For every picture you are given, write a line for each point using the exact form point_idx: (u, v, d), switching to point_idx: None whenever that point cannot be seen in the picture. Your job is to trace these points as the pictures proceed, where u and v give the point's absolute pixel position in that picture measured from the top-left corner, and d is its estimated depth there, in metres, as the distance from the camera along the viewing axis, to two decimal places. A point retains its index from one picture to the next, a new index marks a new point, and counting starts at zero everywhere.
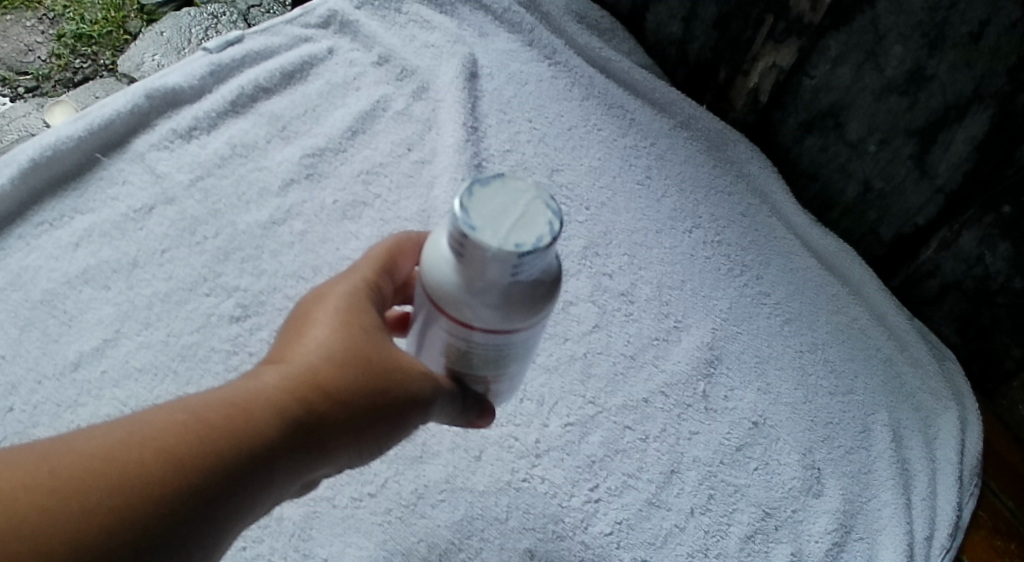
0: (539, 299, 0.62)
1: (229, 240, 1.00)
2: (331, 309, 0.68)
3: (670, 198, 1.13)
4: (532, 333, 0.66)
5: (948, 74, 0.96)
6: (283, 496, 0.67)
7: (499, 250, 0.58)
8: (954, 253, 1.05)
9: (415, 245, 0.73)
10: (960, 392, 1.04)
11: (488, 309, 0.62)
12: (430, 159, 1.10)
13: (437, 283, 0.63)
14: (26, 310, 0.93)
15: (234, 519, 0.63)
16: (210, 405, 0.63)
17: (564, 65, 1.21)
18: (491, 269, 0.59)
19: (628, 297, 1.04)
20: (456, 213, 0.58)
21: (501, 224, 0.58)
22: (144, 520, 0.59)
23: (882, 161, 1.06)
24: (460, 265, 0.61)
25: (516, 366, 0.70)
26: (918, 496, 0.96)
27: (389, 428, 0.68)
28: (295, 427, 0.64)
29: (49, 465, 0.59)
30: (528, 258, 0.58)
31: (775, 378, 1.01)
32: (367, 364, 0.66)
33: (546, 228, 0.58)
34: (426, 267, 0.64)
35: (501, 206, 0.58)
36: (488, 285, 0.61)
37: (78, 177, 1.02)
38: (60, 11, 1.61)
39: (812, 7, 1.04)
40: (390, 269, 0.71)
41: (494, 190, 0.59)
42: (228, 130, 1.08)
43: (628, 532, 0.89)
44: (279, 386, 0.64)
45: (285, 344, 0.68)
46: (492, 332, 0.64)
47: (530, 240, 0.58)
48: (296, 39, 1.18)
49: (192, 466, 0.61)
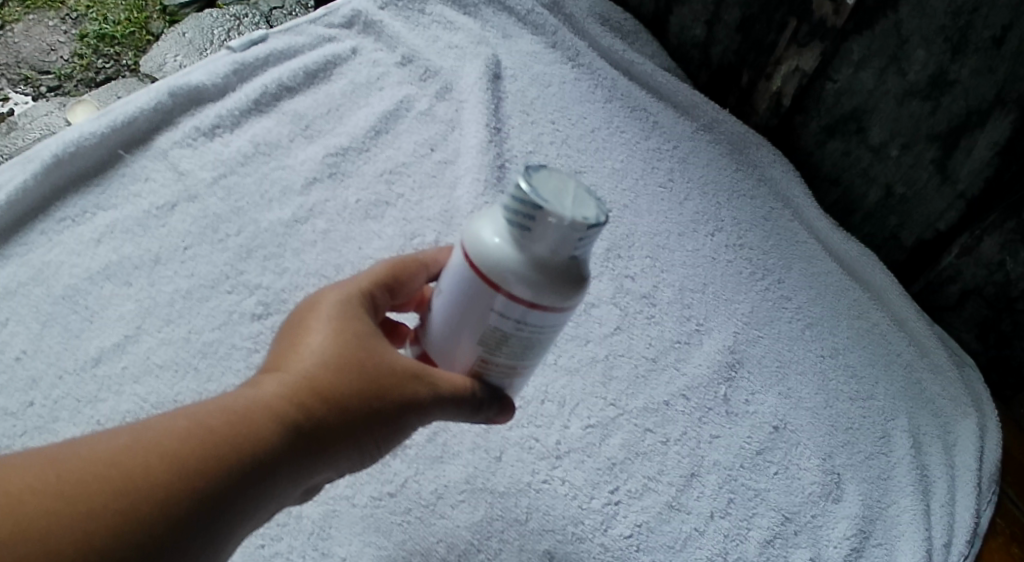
0: (569, 283, 0.64)
1: (251, 238, 1.00)
2: (326, 317, 0.68)
3: (692, 201, 1.13)
4: (554, 324, 0.66)
5: (970, 79, 0.96)
6: (284, 502, 0.68)
7: (573, 220, 0.61)
8: (976, 258, 1.04)
9: (412, 258, 0.74)
10: (979, 400, 1.04)
11: (521, 282, 0.63)
12: (453, 160, 1.10)
13: (473, 255, 0.64)
14: (48, 305, 0.93)
15: (238, 524, 0.63)
16: (210, 412, 0.63)
17: (587, 67, 1.22)
18: (548, 240, 0.62)
19: (650, 300, 1.04)
20: (525, 192, 0.61)
21: (565, 202, 0.61)
22: (151, 525, 0.59)
23: (904, 166, 1.06)
24: (526, 239, 0.62)
25: (542, 357, 0.70)
26: (937, 502, 0.95)
27: (389, 432, 0.68)
28: (296, 432, 0.64)
29: (54, 469, 0.60)
30: (592, 231, 0.62)
31: (797, 383, 1.01)
32: (364, 369, 0.67)
33: (599, 207, 0.63)
34: (467, 244, 0.65)
35: (560, 186, 0.62)
36: (533, 257, 0.62)
37: (101, 174, 1.02)
38: (83, 11, 1.63)
39: (836, 10, 1.04)
40: (384, 279, 0.71)
41: (548, 172, 0.63)
42: (252, 129, 1.09)
43: (647, 535, 0.89)
44: (279, 392, 0.65)
45: (281, 352, 0.68)
46: (517, 311, 0.64)
47: (592, 214, 0.61)
48: (320, 38, 1.18)
49: (196, 470, 0.61)
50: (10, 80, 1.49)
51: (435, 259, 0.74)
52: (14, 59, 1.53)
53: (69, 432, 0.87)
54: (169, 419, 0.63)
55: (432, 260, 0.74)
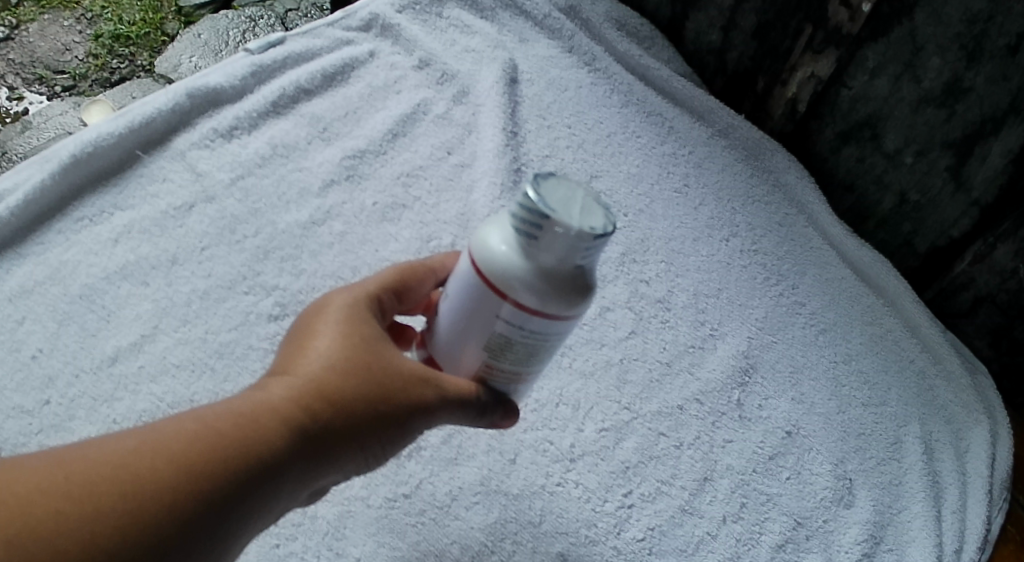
0: (575, 293, 0.64)
1: (269, 240, 1.01)
2: (333, 320, 0.68)
3: (707, 207, 1.13)
4: (559, 332, 0.66)
5: (985, 87, 0.96)
6: (291, 504, 0.68)
7: (579, 230, 0.60)
8: (989, 265, 1.04)
9: (420, 264, 0.74)
10: (991, 407, 1.04)
11: (527, 291, 0.63)
12: (469, 163, 1.10)
13: (479, 262, 0.64)
14: (65, 304, 0.94)
15: (244, 525, 0.64)
16: (218, 414, 0.64)
17: (603, 72, 1.22)
18: (555, 250, 0.62)
19: (665, 304, 1.04)
20: (531, 200, 0.61)
21: (573, 211, 0.61)
22: (158, 525, 0.60)
23: (919, 173, 1.06)
24: (533, 248, 0.62)
25: (546, 363, 0.71)
26: (948, 509, 0.95)
27: (394, 435, 0.69)
28: (302, 435, 0.65)
29: (62, 470, 0.60)
30: (599, 241, 0.62)
31: (810, 389, 1.01)
32: (370, 373, 0.67)
33: (607, 217, 0.62)
34: (475, 252, 0.65)
35: (567, 194, 0.62)
36: (539, 266, 0.63)
37: (118, 174, 1.03)
38: (98, 11, 1.64)
39: (851, 17, 1.04)
40: (392, 284, 0.72)
41: (556, 180, 0.62)
42: (269, 131, 1.09)
43: (659, 538, 0.89)
44: (286, 395, 0.65)
45: (289, 355, 0.68)
46: (522, 319, 0.64)
47: (599, 224, 0.61)
48: (337, 41, 1.19)
49: (203, 472, 0.62)
50: (25, 79, 1.50)
51: (443, 264, 0.75)
52: (29, 59, 1.54)
53: (85, 430, 0.87)
54: (177, 420, 0.63)
55: (440, 264, 0.75)
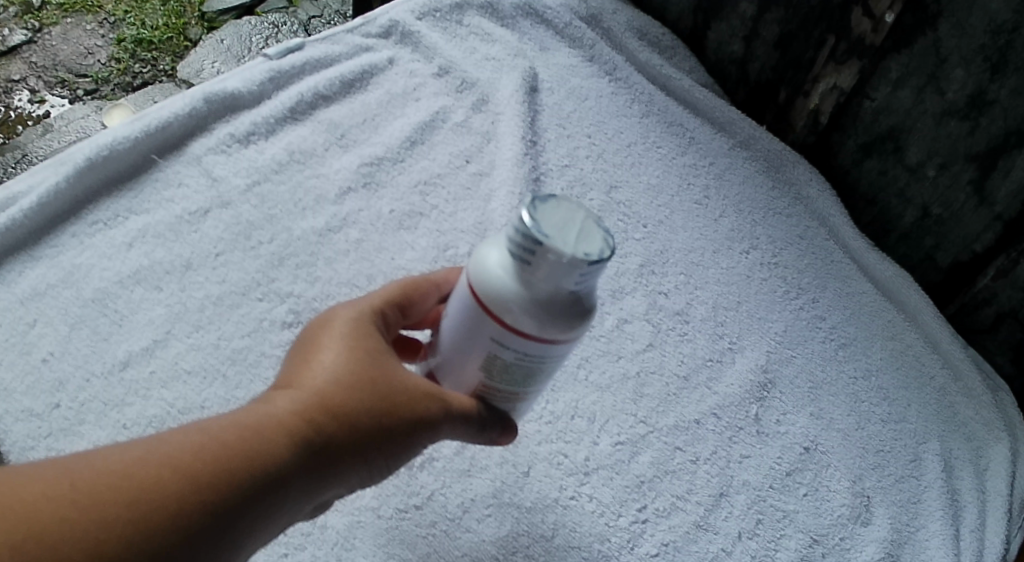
0: (574, 316, 0.63)
1: (284, 246, 1.00)
2: (339, 333, 0.67)
3: (727, 218, 1.12)
4: (557, 354, 0.65)
5: (1009, 99, 0.95)
6: (295, 517, 0.67)
7: (569, 258, 0.59)
8: (1012, 281, 1.02)
9: (426, 281, 0.73)
10: (1013, 424, 1.03)
11: (524, 314, 0.62)
12: (487, 172, 1.09)
13: (477, 283, 0.63)
14: (78, 308, 0.94)
15: (247, 537, 0.63)
16: (224, 426, 0.63)
17: (624, 81, 1.21)
18: (550, 278, 0.60)
19: (683, 317, 1.03)
20: (524, 225, 0.59)
21: (568, 237, 0.59)
22: (163, 535, 0.59)
23: (941, 186, 1.04)
24: (529, 274, 0.61)
25: (544, 384, 0.69)
26: (967, 527, 0.94)
27: (398, 449, 0.68)
28: (308, 447, 0.64)
29: (69, 478, 0.60)
30: (595, 268, 0.60)
31: (829, 404, 1.00)
32: (375, 387, 0.66)
33: (603, 243, 0.60)
34: (474, 273, 0.64)
35: (565, 218, 0.60)
36: (536, 291, 0.61)
37: (133, 177, 1.03)
38: (121, 16, 1.64)
39: (874, 28, 1.03)
40: (400, 301, 0.71)
41: (555, 203, 0.60)
42: (286, 137, 1.09)
43: (673, 554, 0.88)
44: (291, 408, 0.64)
45: (294, 367, 0.67)
46: (521, 342, 0.63)
47: (595, 250, 0.59)
48: (356, 47, 1.18)
49: (209, 482, 0.61)
50: (47, 82, 1.51)
51: (447, 280, 0.74)
52: (51, 61, 1.54)
53: (93, 435, 0.86)
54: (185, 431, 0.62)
55: (444, 280, 0.74)
